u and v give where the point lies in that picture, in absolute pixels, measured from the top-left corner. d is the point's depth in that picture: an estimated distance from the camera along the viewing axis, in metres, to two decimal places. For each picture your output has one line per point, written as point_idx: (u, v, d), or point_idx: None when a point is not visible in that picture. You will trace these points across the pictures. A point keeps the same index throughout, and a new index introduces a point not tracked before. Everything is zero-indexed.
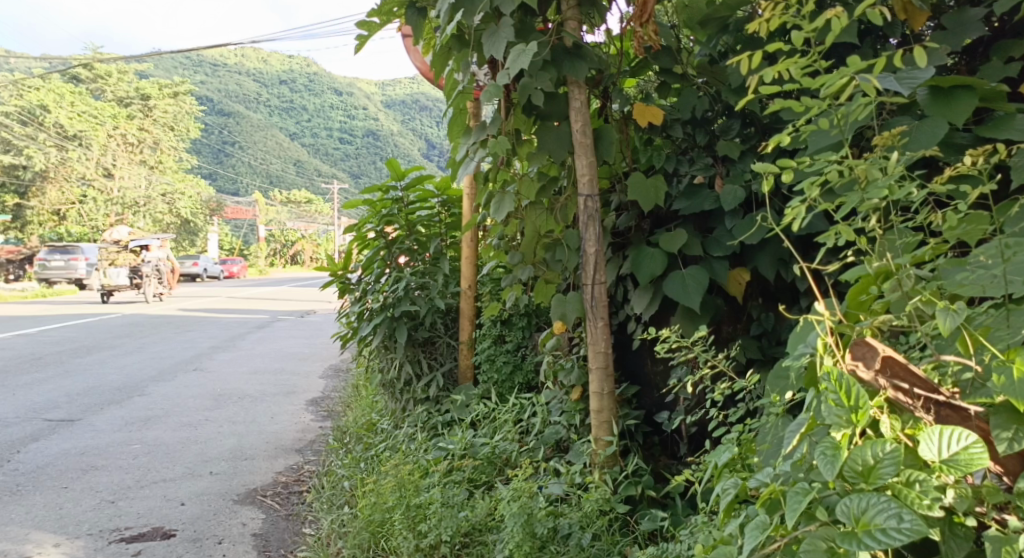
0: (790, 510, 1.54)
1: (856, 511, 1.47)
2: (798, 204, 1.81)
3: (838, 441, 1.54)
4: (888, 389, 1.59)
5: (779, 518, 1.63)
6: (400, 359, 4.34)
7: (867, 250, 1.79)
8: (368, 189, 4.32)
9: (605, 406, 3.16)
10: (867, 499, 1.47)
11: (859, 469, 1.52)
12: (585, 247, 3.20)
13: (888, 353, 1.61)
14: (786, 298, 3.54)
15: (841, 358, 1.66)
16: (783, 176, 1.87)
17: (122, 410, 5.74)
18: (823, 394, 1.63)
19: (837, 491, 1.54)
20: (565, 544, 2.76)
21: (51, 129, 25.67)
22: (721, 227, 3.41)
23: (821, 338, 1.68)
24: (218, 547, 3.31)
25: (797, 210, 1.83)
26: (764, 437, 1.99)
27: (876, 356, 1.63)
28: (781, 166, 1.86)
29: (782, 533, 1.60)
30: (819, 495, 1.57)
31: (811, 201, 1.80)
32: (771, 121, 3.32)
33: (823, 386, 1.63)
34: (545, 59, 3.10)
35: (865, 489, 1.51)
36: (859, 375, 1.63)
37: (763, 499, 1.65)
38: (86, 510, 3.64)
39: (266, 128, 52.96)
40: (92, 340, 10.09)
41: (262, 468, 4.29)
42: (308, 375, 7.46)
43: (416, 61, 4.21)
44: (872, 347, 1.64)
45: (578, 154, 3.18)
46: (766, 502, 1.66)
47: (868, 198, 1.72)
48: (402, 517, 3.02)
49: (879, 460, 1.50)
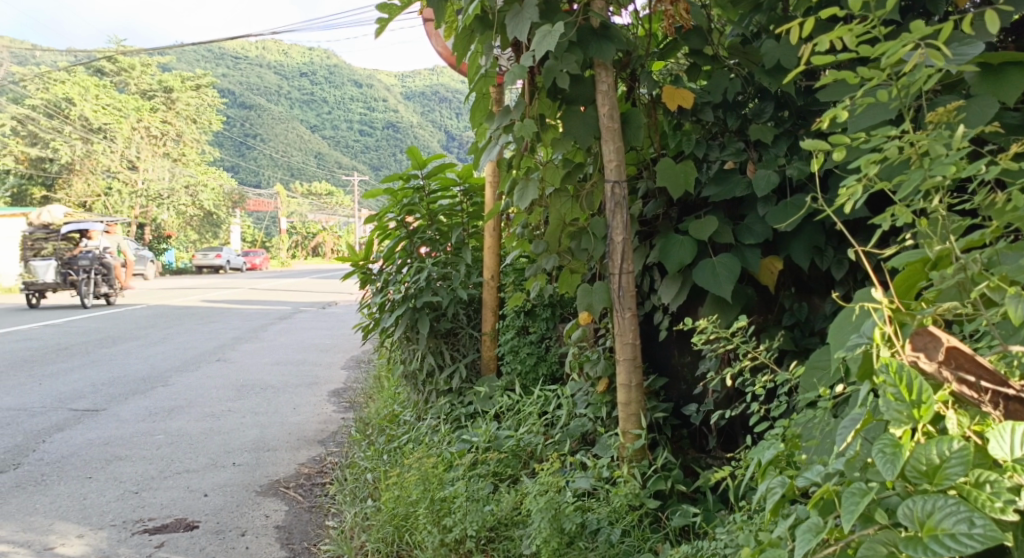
0: (847, 512, 1.45)
1: (920, 514, 1.38)
2: (854, 184, 1.70)
3: (898, 438, 1.45)
4: (952, 383, 1.45)
5: (834, 520, 1.53)
6: (422, 350, 4.27)
7: (928, 233, 1.68)
8: (389, 177, 4.24)
9: (633, 398, 3.06)
10: (932, 501, 1.38)
11: (922, 469, 1.42)
12: (612, 235, 3.10)
13: (952, 344, 1.46)
14: (820, 287, 3.44)
15: (900, 348, 1.53)
16: (835, 153, 1.76)
17: (146, 400, 5.72)
18: (881, 387, 1.52)
19: (898, 492, 1.45)
20: (593, 541, 2.68)
21: (77, 121, 25.88)
22: (752, 214, 3.31)
23: (877, 327, 1.55)
24: (241, 539, 3.25)
25: (851, 189, 1.72)
26: (810, 432, 1.92)
27: (939, 347, 1.48)
28: (834, 143, 1.75)
29: (837, 536, 1.51)
30: (877, 496, 1.48)
31: (868, 181, 1.70)
32: (806, 104, 3.23)
33: (881, 379, 1.52)
34: (571, 41, 3.01)
35: (929, 490, 1.41)
36: (920, 367, 1.49)
37: (816, 499, 1.56)
38: (110, 501, 3.60)
39: (287, 120, 53.15)
40: (117, 331, 10.13)
41: (284, 460, 4.23)
42: (330, 366, 7.43)
43: (438, 46, 4.13)
44: (935, 337, 1.49)
45: (605, 139, 3.08)
46: (821, 503, 1.57)
47: (931, 176, 1.62)
48: (427, 511, 2.95)
49: (945, 459, 1.40)
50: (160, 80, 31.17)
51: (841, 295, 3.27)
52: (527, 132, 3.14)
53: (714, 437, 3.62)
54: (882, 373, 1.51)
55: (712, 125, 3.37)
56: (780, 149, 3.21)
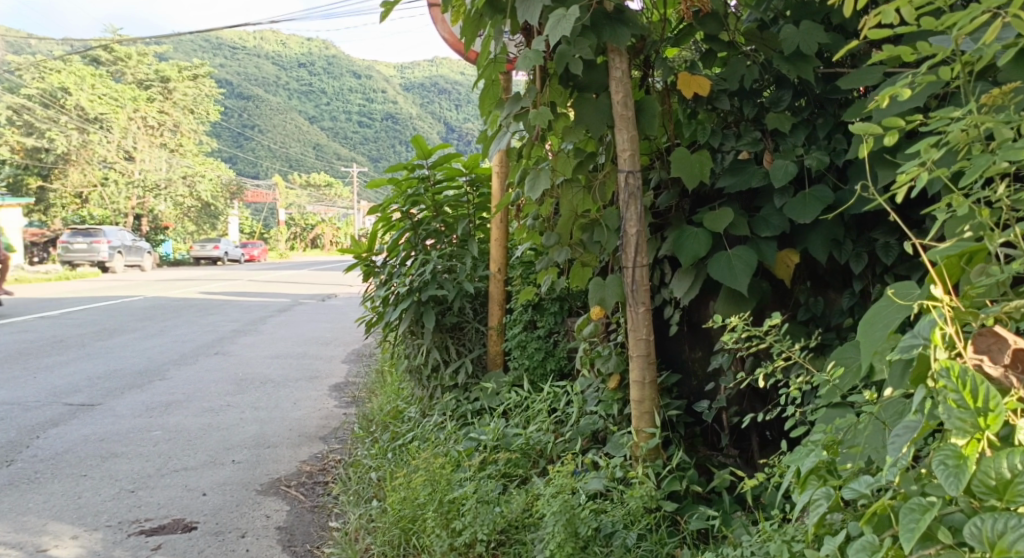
0: (909, 530, 1.48)
1: (991, 534, 1.42)
2: (915, 167, 1.73)
3: (961, 449, 1.48)
4: (1018, 387, 1.53)
5: (891, 537, 1.57)
6: (428, 345, 4.17)
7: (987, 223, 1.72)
8: (393, 167, 4.13)
9: (647, 396, 2.97)
10: (1004, 521, 1.42)
11: (991, 484, 1.46)
12: (626, 228, 3.00)
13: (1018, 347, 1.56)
14: (837, 283, 3.34)
15: (963, 352, 1.59)
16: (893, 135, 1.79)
17: (142, 394, 5.62)
18: (939, 393, 1.55)
19: (963, 509, 1.50)
20: (608, 545, 2.60)
21: (73, 111, 25.72)
22: (768, 206, 3.20)
23: (939, 330, 1.59)
24: (241, 542, 3.16)
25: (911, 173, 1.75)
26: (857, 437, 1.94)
27: (1005, 350, 1.57)
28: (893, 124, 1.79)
29: (895, 553, 1.55)
30: (939, 512, 1.53)
31: (929, 165, 1.73)
32: (824, 92, 3.12)
33: (939, 384, 1.55)
34: (585, 24, 2.90)
35: (998, 506, 1.45)
36: (985, 370, 1.57)
37: (870, 515, 1.59)
38: (105, 500, 3.51)
39: (285, 111, 52.96)
40: (113, 323, 10.02)
41: (286, 457, 4.14)
42: (331, 360, 7.33)
43: (444, 32, 4.03)
44: (1000, 340, 1.58)
45: (619, 128, 2.98)
46: (873, 520, 1.61)
47: (995, 161, 1.66)
48: (435, 514, 2.86)
49: (1015, 474, 1.44)
50: (157, 70, 31.00)
51: (859, 289, 3.17)
52: (542, 120, 3.04)
53: (727, 435, 3.53)
54: (941, 378, 1.54)
55: (727, 114, 3.27)
56: (798, 138, 3.12)
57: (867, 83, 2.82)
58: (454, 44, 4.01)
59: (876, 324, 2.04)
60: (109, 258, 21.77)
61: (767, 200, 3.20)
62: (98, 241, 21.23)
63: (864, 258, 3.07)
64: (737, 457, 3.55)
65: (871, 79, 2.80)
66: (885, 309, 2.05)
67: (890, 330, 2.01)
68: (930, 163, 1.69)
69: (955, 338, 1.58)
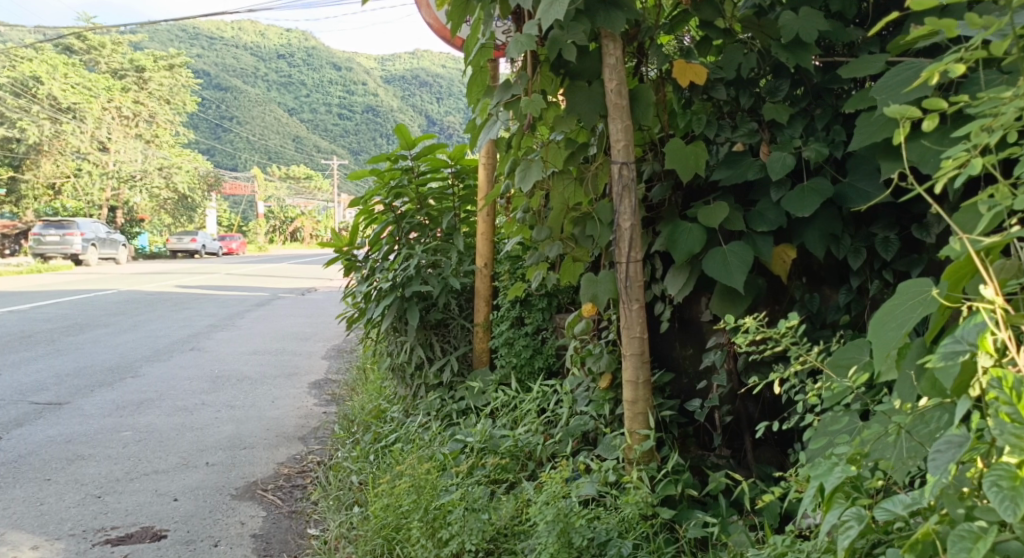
0: None
1: None
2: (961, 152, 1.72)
3: (1015, 470, 1.48)
4: None
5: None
6: (411, 342, 4.05)
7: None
8: (376, 157, 4.00)
9: (641, 396, 2.87)
10: None
11: None
12: (619, 222, 2.89)
13: None
14: (833, 279, 3.24)
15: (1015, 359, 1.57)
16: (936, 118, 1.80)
17: (114, 392, 5.44)
18: (991, 406, 1.55)
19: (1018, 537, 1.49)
20: (602, 554, 2.49)
21: (46, 101, 25.26)
22: (764, 199, 3.08)
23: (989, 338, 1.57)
24: (213, 551, 3.01)
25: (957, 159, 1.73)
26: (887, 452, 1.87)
27: None
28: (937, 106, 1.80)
29: None
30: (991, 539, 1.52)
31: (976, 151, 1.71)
32: (823, 81, 3.01)
33: (990, 395, 1.56)
34: (578, 8, 2.79)
35: None
36: None
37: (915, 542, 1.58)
38: (69, 507, 3.35)
39: (264, 102, 52.47)
40: (85, 317, 9.78)
41: (262, 459, 4.00)
42: (310, 356, 7.18)
43: (428, 17, 3.90)
44: None
45: (613, 117, 2.86)
46: (916, 546, 1.60)
47: None
48: (419, 522, 2.73)
49: None
50: (132, 60, 30.56)
51: (856, 285, 3.06)
52: (535, 109, 2.93)
53: (719, 435, 3.43)
54: (992, 389, 1.55)
55: (724, 104, 3.16)
56: (796, 130, 3.00)
57: (867, 72, 2.73)
58: (439, 30, 3.90)
59: (889, 323, 1.95)
60: (83, 251, 21.40)
61: (764, 193, 3.08)
62: (70, 233, 20.88)
63: (862, 254, 2.96)
64: (731, 457, 3.45)
65: (872, 68, 2.72)
66: (899, 307, 1.96)
67: (905, 330, 1.92)
68: (977, 145, 1.68)
69: (1007, 346, 1.56)
